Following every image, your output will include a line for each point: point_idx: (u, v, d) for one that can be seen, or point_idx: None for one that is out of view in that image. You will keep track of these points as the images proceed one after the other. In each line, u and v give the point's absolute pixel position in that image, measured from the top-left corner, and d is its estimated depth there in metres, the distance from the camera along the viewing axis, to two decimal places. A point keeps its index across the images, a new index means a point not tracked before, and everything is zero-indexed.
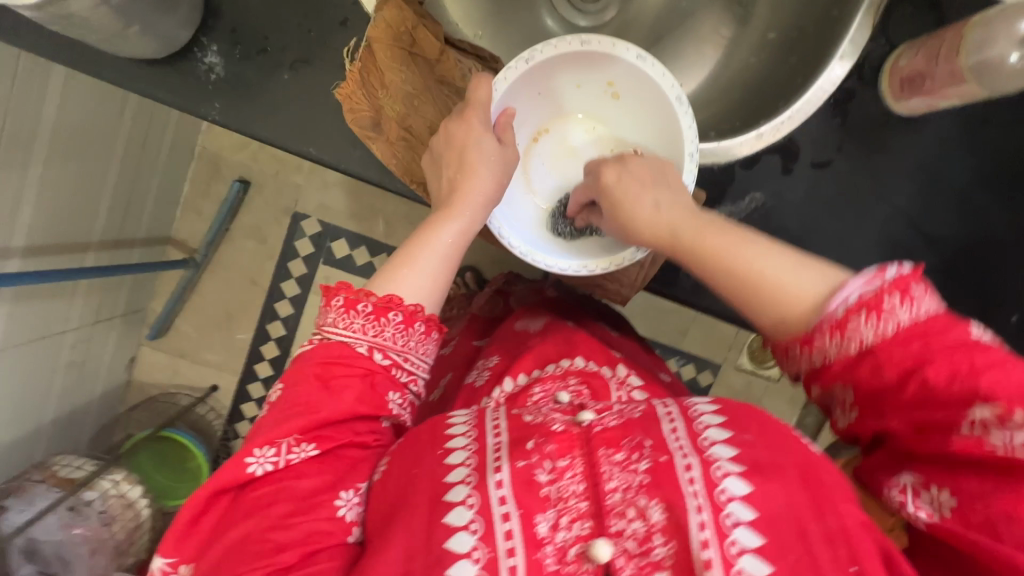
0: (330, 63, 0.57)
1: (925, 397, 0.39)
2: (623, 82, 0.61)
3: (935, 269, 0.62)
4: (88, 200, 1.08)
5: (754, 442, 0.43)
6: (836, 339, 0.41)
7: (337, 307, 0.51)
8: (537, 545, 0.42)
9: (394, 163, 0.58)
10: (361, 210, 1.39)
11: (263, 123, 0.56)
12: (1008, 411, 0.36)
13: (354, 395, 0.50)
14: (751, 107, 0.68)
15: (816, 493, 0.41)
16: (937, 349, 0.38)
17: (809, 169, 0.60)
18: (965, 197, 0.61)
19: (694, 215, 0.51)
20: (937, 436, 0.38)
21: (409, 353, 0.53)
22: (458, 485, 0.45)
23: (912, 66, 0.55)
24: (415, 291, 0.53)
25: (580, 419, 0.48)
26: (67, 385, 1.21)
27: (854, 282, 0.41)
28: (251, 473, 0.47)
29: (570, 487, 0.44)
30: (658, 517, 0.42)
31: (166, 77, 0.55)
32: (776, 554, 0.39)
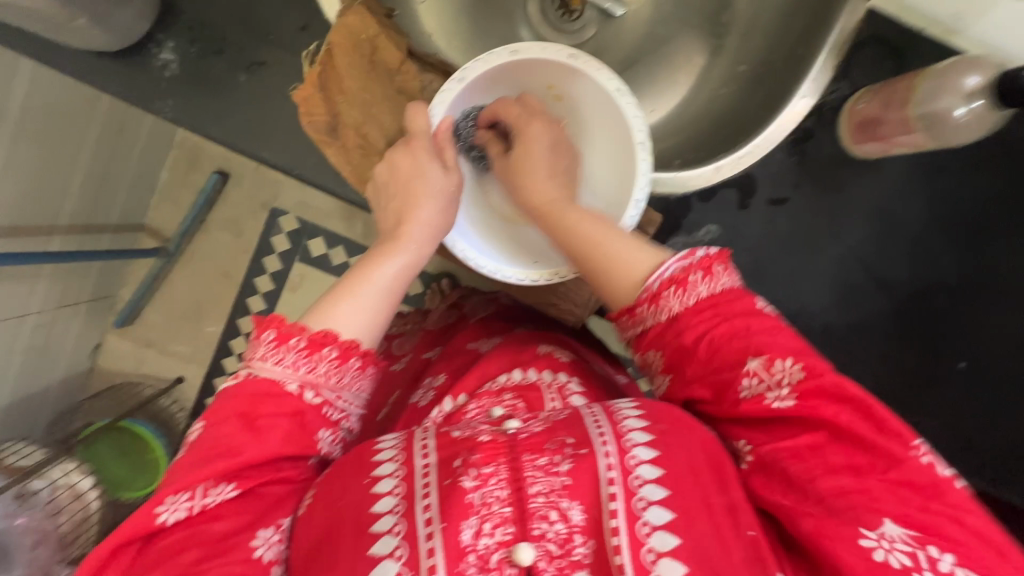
0: (289, 67, 0.56)
1: (729, 359, 0.43)
2: (570, 88, 0.61)
3: (887, 312, 0.63)
4: (57, 183, 1.06)
5: (667, 430, 0.43)
6: (653, 304, 0.46)
7: (266, 342, 0.47)
8: (460, 557, 0.40)
9: (347, 169, 0.58)
10: (340, 210, 1.38)
11: (217, 124, 0.55)
12: (773, 360, 0.42)
13: (280, 437, 0.46)
14: (717, 138, 0.69)
15: (717, 471, 0.42)
16: (722, 321, 0.44)
17: (766, 206, 0.61)
18: (921, 242, 0.61)
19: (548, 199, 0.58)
20: (758, 399, 0.42)
21: (342, 391, 0.49)
22: (385, 514, 0.42)
23: (868, 110, 0.56)
24: (355, 324, 0.50)
25: (506, 428, 0.46)
26: (25, 370, 1.18)
27: (668, 261, 0.46)
28: (162, 522, 0.43)
29: (494, 493, 0.42)
30: (579, 518, 0.41)
31: (119, 71, 0.54)
32: (686, 535, 0.39)
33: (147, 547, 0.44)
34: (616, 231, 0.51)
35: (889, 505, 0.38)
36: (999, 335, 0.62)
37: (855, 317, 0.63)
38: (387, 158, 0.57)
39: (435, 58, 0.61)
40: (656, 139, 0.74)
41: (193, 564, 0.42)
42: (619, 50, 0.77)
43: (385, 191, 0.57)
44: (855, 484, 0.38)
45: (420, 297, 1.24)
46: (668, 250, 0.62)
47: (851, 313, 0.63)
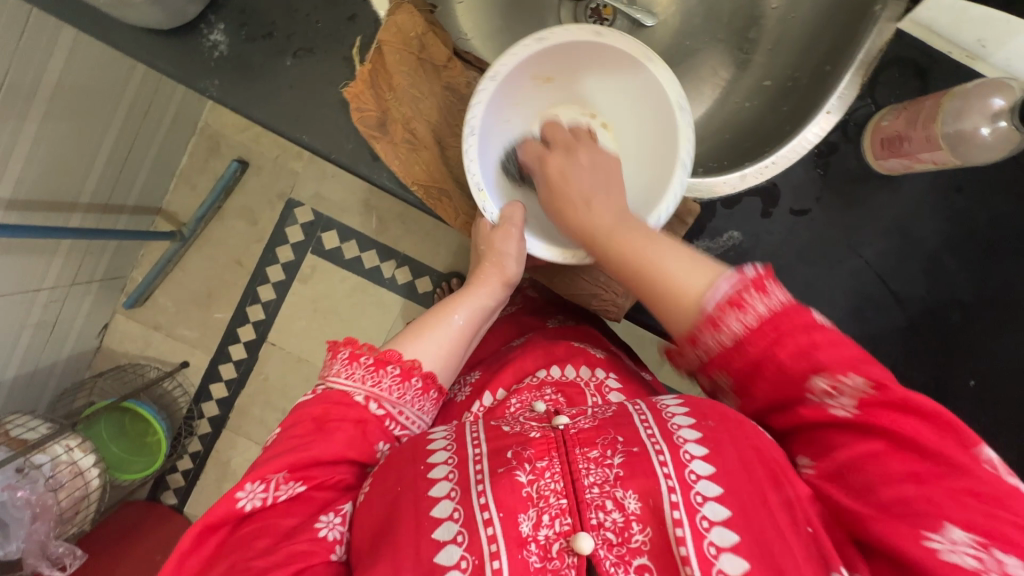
0: (334, 55, 0.58)
1: (788, 372, 0.43)
2: (599, 56, 0.62)
3: (900, 326, 0.64)
4: (82, 160, 1.07)
5: (716, 427, 0.45)
6: (716, 327, 0.44)
7: (341, 359, 0.55)
8: (521, 545, 0.44)
9: (397, 163, 0.57)
10: (356, 205, 1.40)
11: (260, 106, 0.57)
12: (837, 376, 0.41)
13: (345, 441, 0.52)
14: (741, 148, 0.70)
15: (772, 466, 0.43)
16: (784, 342, 0.42)
17: (788, 216, 0.62)
18: (935, 260, 0.62)
19: (614, 215, 0.54)
20: (818, 408, 0.43)
21: (403, 407, 0.55)
22: (442, 501, 0.47)
23: (893, 127, 0.57)
24: (430, 356, 0.58)
25: (555, 423, 0.50)
26: (34, 344, 1.18)
27: (721, 279, 0.45)
28: (240, 508, 0.49)
29: (549, 486, 0.46)
30: (634, 506, 0.44)
31: (170, 49, 0.56)
32: (744, 527, 0.42)
33: (232, 534, 0.49)
34: (664, 242, 0.50)
35: (953, 513, 0.37)
36: (1007, 355, 0.63)
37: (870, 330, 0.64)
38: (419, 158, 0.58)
39: (474, 57, 0.64)
40: None
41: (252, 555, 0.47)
42: None
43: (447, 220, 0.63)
44: (918, 491, 0.38)
45: None
46: None
47: (868, 325, 0.64)
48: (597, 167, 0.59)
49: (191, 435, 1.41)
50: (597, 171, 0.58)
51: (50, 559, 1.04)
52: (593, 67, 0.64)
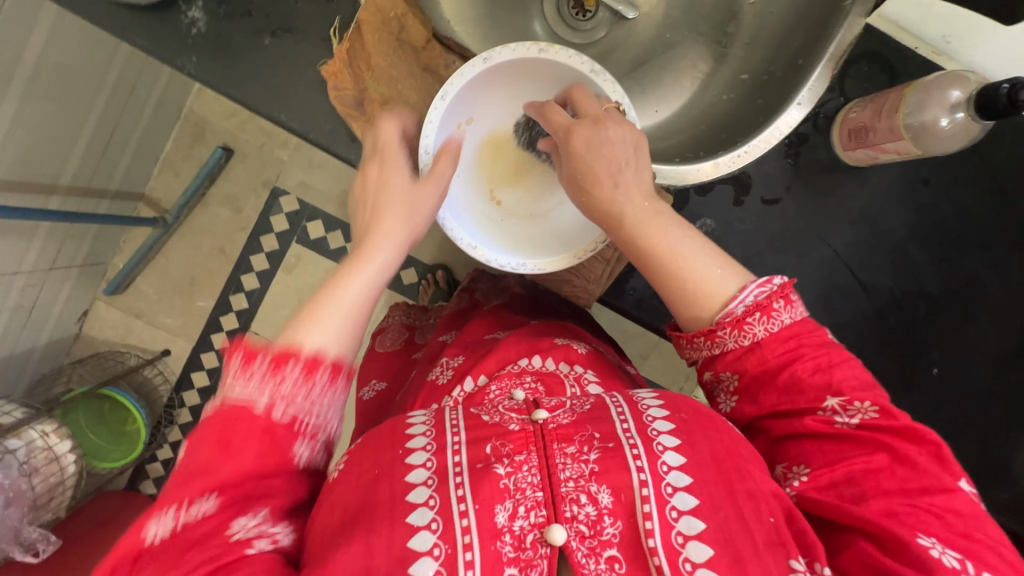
0: (312, 35, 0.58)
1: (798, 384, 0.46)
2: (500, 75, 0.59)
3: (867, 314, 0.66)
4: (62, 143, 1.06)
5: (688, 420, 0.47)
6: (743, 330, 0.47)
7: (235, 370, 0.43)
8: (495, 536, 0.43)
9: (373, 143, 0.57)
10: (342, 194, 1.39)
11: (238, 84, 0.57)
12: (850, 400, 0.45)
13: (257, 452, 0.42)
14: (717, 139, 0.71)
15: (737, 461, 0.45)
16: (802, 355, 0.46)
17: (759, 205, 0.63)
18: (902, 251, 0.65)
19: (649, 199, 0.51)
20: (817, 418, 0.45)
21: (315, 406, 0.44)
22: (419, 486, 0.45)
23: (860, 118, 0.58)
24: (337, 338, 0.46)
25: (535, 416, 0.49)
26: (10, 328, 1.17)
27: (749, 287, 0.47)
28: (148, 538, 0.40)
29: (526, 479, 0.45)
30: (607, 501, 0.44)
31: (147, 26, 0.56)
32: (711, 518, 0.42)
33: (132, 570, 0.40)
34: (692, 237, 0.50)
35: (934, 526, 0.41)
36: (967, 346, 0.65)
37: (836, 317, 0.66)
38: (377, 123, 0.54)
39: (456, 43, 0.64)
40: (658, 139, 0.77)
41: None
42: (628, 51, 0.80)
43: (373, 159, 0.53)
44: (908, 505, 0.42)
45: (414, 286, 1.26)
46: None
47: (833, 313, 0.66)
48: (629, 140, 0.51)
49: (171, 424, 1.40)
50: (624, 148, 0.51)
51: (23, 544, 1.03)
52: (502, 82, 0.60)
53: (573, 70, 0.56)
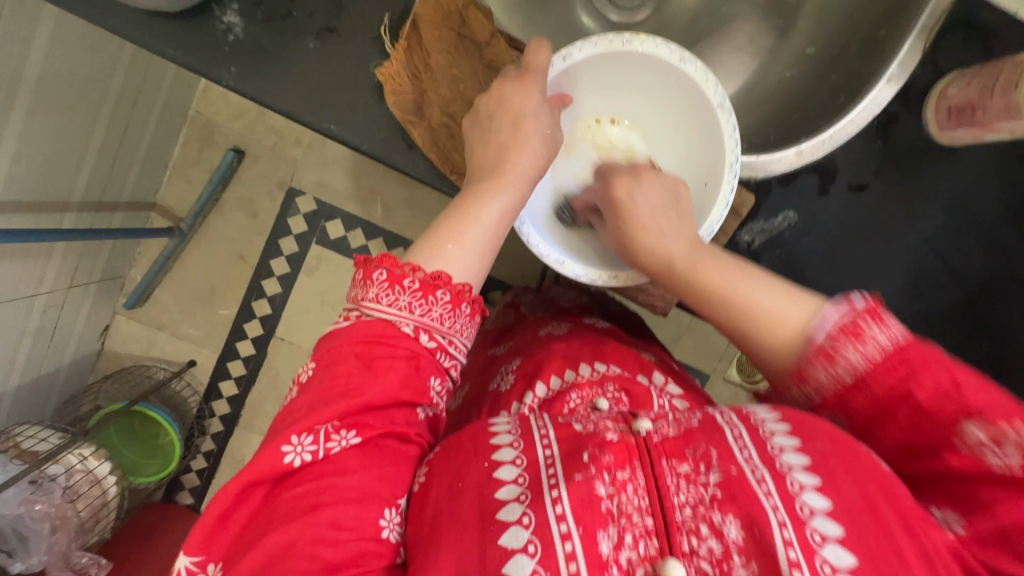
0: (360, 35, 0.53)
1: (932, 415, 0.38)
2: (589, 68, 0.55)
3: (955, 301, 0.62)
4: (71, 155, 1.01)
5: (826, 451, 0.39)
6: (829, 360, 0.41)
7: (378, 282, 0.44)
8: (602, 568, 0.37)
9: (434, 151, 0.53)
10: (360, 191, 1.34)
11: (283, 93, 0.52)
12: (998, 429, 0.37)
13: (397, 378, 0.42)
14: (786, 121, 0.66)
15: (898, 508, 0.37)
16: (920, 378, 0.39)
17: (845, 191, 0.59)
18: (993, 232, 0.60)
19: (694, 241, 0.50)
20: (972, 458, 0.37)
21: (454, 337, 0.45)
22: (510, 503, 0.39)
23: (965, 96, 0.53)
24: (462, 266, 0.46)
25: (637, 427, 0.43)
26: (35, 351, 1.14)
27: (828, 310, 0.42)
28: (288, 463, 0.40)
29: (632, 502, 0.39)
30: (735, 535, 0.37)
31: (179, 35, 0.51)
32: (870, 575, 0.35)
33: (272, 493, 0.40)
34: (750, 271, 0.47)
35: None
36: None
37: (922, 306, 0.62)
38: (494, 89, 0.49)
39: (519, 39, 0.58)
40: None
41: (311, 508, 0.38)
42: (680, 29, 0.74)
43: (488, 122, 0.49)
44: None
45: None
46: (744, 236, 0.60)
47: (921, 302, 0.62)
48: (667, 192, 0.52)
49: (203, 435, 1.37)
50: (664, 195, 0.52)
51: (75, 570, 1.01)
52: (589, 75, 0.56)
53: (661, 59, 0.52)
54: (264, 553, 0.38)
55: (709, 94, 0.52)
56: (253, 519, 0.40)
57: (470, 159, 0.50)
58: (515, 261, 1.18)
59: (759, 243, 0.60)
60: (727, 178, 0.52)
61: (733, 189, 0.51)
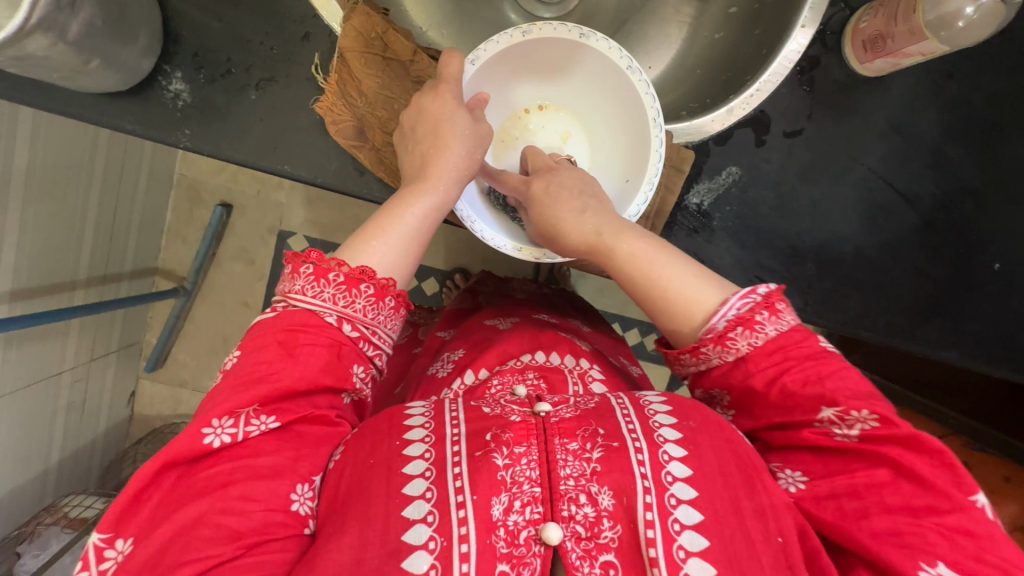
0: (296, 78, 0.56)
1: (805, 401, 0.44)
2: (514, 58, 0.57)
3: (914, 226, 0.63)
4: (69, 236, 1.07)
5: (697, 428, 0.46)
6: (723, 344, 0.45)
7: (305, 275, 0.46)
8: (490, 530, 0.41)
9: (383, 170, 0.56)
10: (346, 222, 1.38)
11: (235, 144, 0.56)
12: (846, 410, 0.43)
13: (317, 364, 0.44)
14: (721, 81, 0.68)
15: (748, 474, 0.44)
16: (792, 368, 0.45)
17: (783, 138, 0.61)
18: (938, 152, 0.61)
19: (611, 218, 0.53)
20: (822, 435, 0.44)
21: (378, 327, 0.47)
22: (416, 478, 0.43)
23: (873, 27, 0.55)
24: (386, 261, 0.48)
25: (537, 409, 0.48)
26: (69, 426, 1.20)
27: (731, 300, 0.46)
28: (207, 445, 0.42)
29: (525, 472, 0.44)
30: (607, 502, 0.43)
31: (134, 108, 0.55)
32: (713, 532, 0.42)
33: (185, 476, 0.42)
34: (665, 248, 0.50)
35: (944, 549, 0.39)
36: None
37: (885, 236, 0.63)
38: (413, 102, 0.52)
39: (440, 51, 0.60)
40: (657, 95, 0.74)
41: (222, 485, 0.41)
42: (607, 13, 0.76)
43: (410, 134, 0.52)
44: (912, 525, 0.40)
45: (438, 294, 1.21)
46: (692, 198, 0.62)
47: (881, 232, 0.63)
48: (579, 179, 0.56)
49: None
50: (575, 181, 0.56)
51: None
52: (516, 63, 0.58)
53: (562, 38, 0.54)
54: (175, 525, 0.40)
55: (616, 59, 0.54)
56: (166, 500, 0.41)
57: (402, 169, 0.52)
58: (502, 262, 1.21)
59: (708, 203, 0.62)
60: (655, 131, 0.54)
61: (663, 141, 0.53)
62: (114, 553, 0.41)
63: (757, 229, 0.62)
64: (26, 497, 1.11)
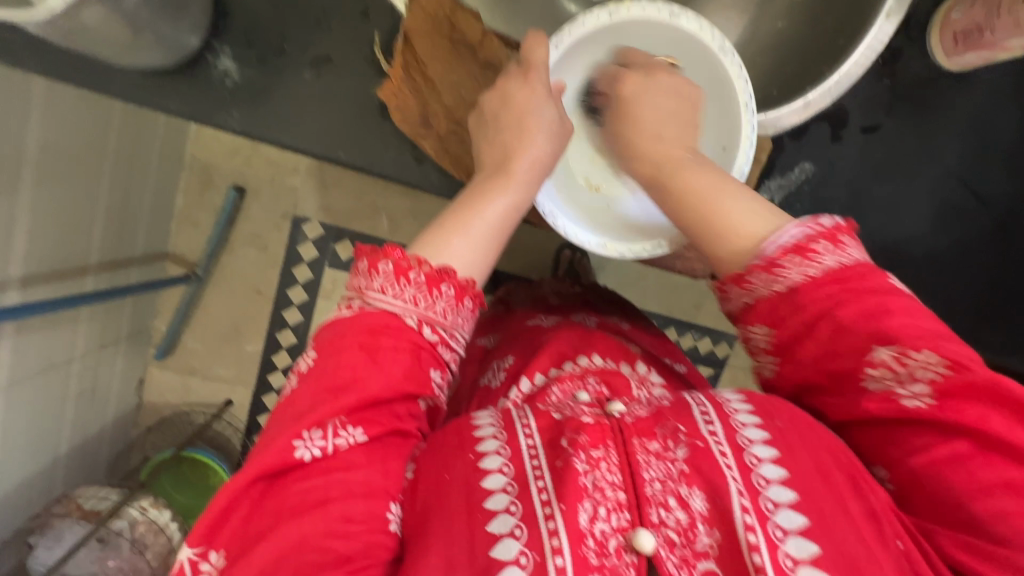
0: (353, 58, 0.53)
1: (853, 335, 0.40)
2: (598, 43, 0.54)
3: (988, 228, 0.61)
4: (82, 219, 1.02)
5: (785, 428, 0.42)
6: (774, 273, 0.42)
7: (384, 273, 0.43)
8: (580, 539, 0.38)
9: (447, 159, 0.53)
10: (364, 209, 1.33)
11: (288, 128, 0.52)
12: (906, 351, 0.39)
13: (401, 369, 0.42)
14: (790, 70, 0.64)
15: (851, 475, 0.41)
16: (849, 300, 0.40)
17: (859, 134, 0.59)
18: (1018, 151, 0.59)
19: (676, 150, 0.49)
20: (888, 396, 0.40)
21: (456, 330, 0.45)
22: (497, 493, 0.41)
23: (969, 18, 0.52)
24: (468, 260, 0.45)
25: (610, 410, 0.46)
26: (78, 415, 1.16)
27: (788, 228, 0.42)
28: (299, 458, 0.40)
29: (606, 477, 0.41)
30: (700, 506, 0.40)
31: (179, 87, 0.51)
32: (824, 541, 0.38)
33: (271, 488, 0.40)
34: (727, 180, 0.46)
35: None
36: None
37: (955, 238, 0.61)
38: (496, 88, 0.49)
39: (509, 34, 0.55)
40: None
41: (320, 502, 0.39)
42: None
43: (491, 122, 0.49)
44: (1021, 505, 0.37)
45: None
46: (764, 194, 0.59)
47: (952, 234, 0.61)
48: (675, 94, 0.51)
49: None
50: (669, 100, 0.51)
51: None
52: (599, 44, 0.54)
53: (649, 19, 0.51)
54: (275, 546, 0.38)
55: (708, 40, 0.51)
56: (255, 511, 0.40)
57: (479, 160, 0.49)
58: (530, 253, 1.16)
59: (779, 200, 0.60)
60: (746, 118, 0.51)
61: (755, 127, 0.50)
62: (208, 566, 0.39)
63: None
64: (35, 487, 1.07)
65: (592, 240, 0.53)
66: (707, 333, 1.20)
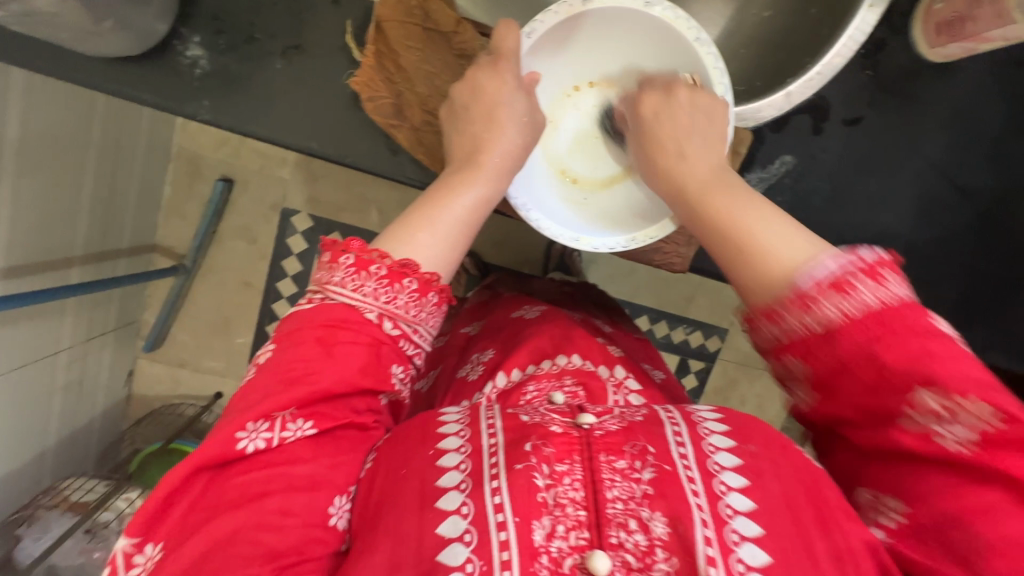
0: (325, 47, 0.52)
1: (892, 378, 0.37)
2: (574, 32, 0.53)
3: (970, 221, 0.60)
4: (65, 209, 1.01)
5: (758, 453, 0.42)
6: (807, 308, 0.39)
7: (344, 267, 0.43)
8: (533, 556, 0.38)
9: (421, 151, 0.52)
10: (353, 201, 1.32)
11: (258, 118, 0.51)
12: (954, 396, 0.35)
13: (357, 364, 0.42)
14: (774, 61, 0.64)
15: (821, 510, 0.40)
16: (891, 341, 0.36)
17: (840, 126, 0.58)
18: (1000, 144, 0.58)
19: (712, 170, 0.47)
20: (923, 435, 0.37)
21: (420, 325, 0.44)
22: (450, 491, 0.41)
23: (951, 8, 0.52)
24: (435, 254, 0.45)
25: (580, 421, 0.44)
26: (66, 406, 1.16)
27: (829, 258, 0.39)
28: (241, 450, 0.39)
29: (568, 493, 0.40)
30: (660, 530, 0.39)
31: (147, 75, 0.50)
32: (780, 574, 0.38)
33: (214, 481, 0.40)
34: (762, 206, 0.44)
35: None
36: None
37: (937, 232, 0.60)
38: (467, 78, 0.48)
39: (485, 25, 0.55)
40: None
41: (258, 495, 0.39)
42: None
43: (462, 113, 0.48)
44: None
45: None
46: None
47: (934, 228, 0.60)
48: (702, 111, 0.49)
49: None
50: (697, 116, 0.49)
51: None
52: (576, 32, 0.53)
53: (626, 7, 0.50)
54: (212, 537, 0.38)
55: (683, 30, 0.50)
56: (200, 502, 0.39)
57: (449, 152, 0.49)
58: (520, 247, 1.16)
59: (759, 193, 0.59)
60: (722, 112, 0.50)
61: (732, 120, 0.49)
62: (142, 559, 0.39)
63: (807, 221, 0.60)
64: (22, 478, 1.07)
65: (567, 233, 0.51)
66: (697, 327, 1.20)
